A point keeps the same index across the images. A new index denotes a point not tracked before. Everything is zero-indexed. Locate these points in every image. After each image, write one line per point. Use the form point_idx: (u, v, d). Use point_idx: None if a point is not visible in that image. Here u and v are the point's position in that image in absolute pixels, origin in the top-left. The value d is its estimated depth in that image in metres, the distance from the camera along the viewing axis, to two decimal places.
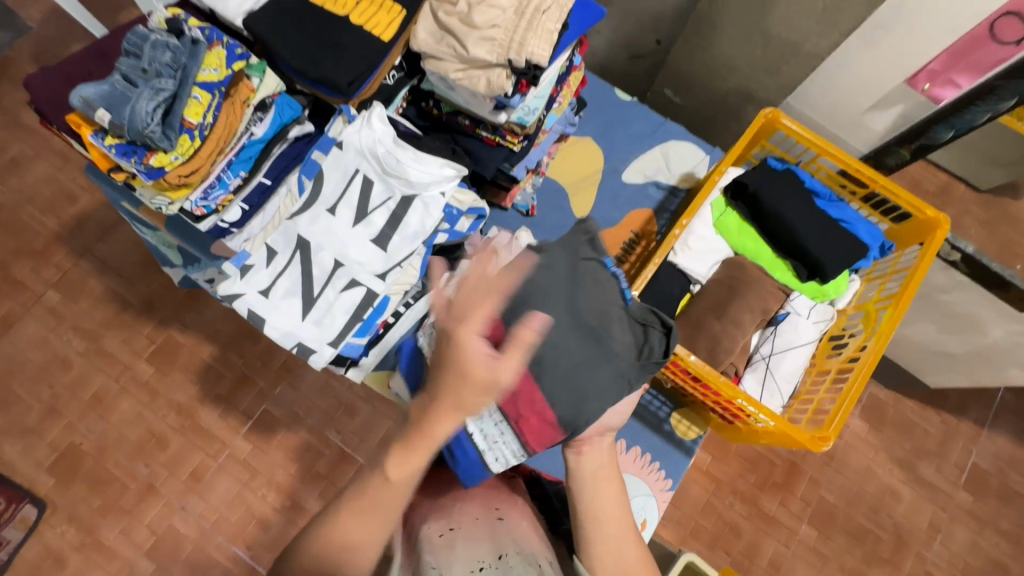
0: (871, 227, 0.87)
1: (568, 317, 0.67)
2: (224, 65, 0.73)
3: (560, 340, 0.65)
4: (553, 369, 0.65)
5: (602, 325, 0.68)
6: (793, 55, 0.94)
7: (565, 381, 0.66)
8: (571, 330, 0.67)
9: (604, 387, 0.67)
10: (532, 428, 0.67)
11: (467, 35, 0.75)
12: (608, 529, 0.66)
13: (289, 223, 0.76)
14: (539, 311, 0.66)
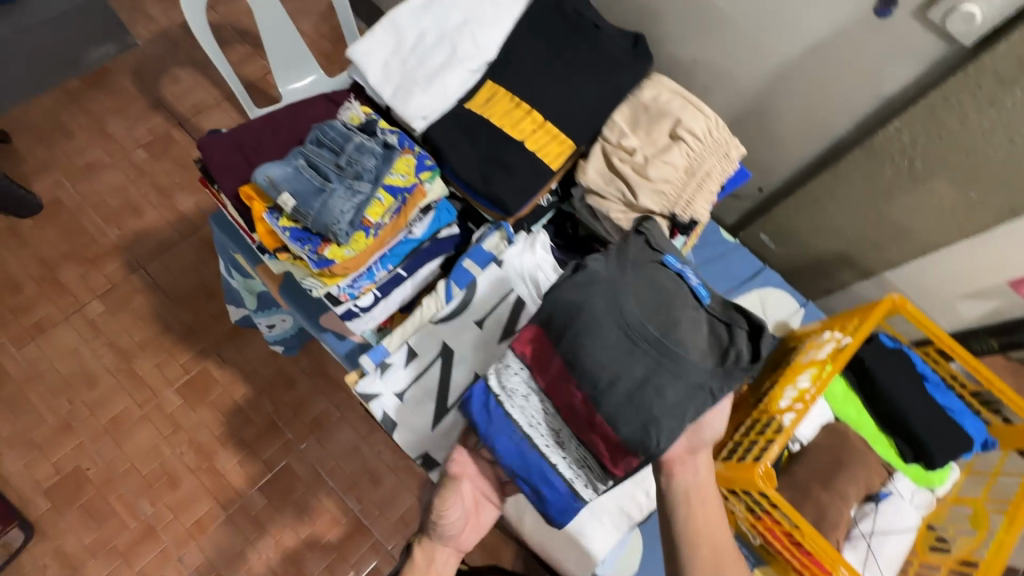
0: (976, 421, 0.90)
1: (619, 331, 0.62)
2: (412, 173, 0.76)
3: (616, 349, 0.61)
4: (609, 386, 0.61)
5: (668, 332, 0.62)
6: (906, 238, 1.01)
7: (631, 399, 0.60)
8: (627, 344, 0.61)
9: (676, 402, 0.59)
10: (605, 449, 0.63)
11: (640, 185, 0.79)
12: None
13: (435, 328, 0.78)
14: (592, 315, 0.62)
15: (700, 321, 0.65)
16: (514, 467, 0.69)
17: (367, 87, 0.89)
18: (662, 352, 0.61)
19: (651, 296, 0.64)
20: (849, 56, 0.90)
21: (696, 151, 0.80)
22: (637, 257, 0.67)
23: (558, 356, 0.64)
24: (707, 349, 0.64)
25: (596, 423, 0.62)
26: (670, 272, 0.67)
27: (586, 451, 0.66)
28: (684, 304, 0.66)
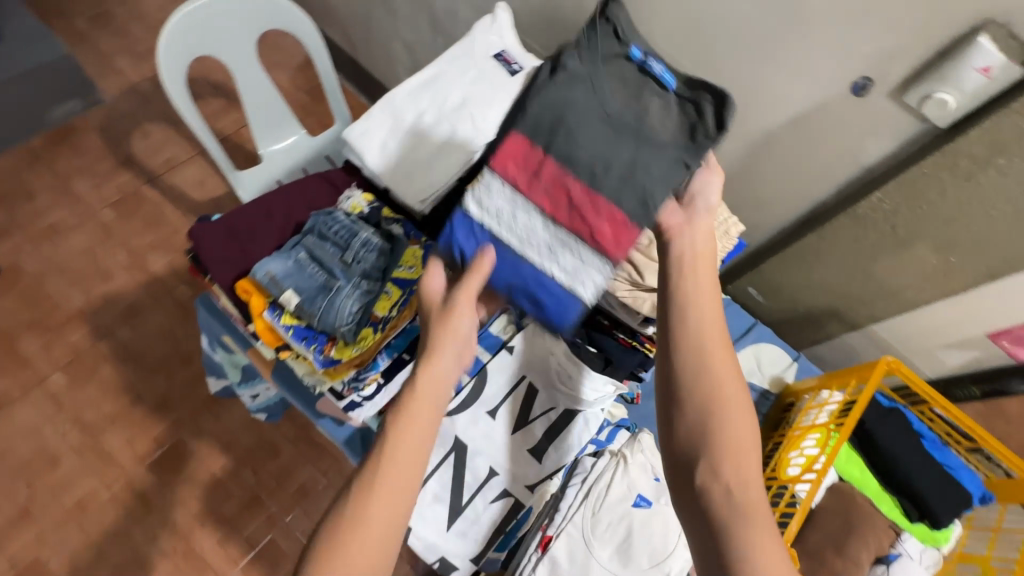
0: (973, 475, 0.92)
1: (603, 125, 0.67)
2: (420, 263, 0.74)
3: (605, 137, 0.66)
4: (602, 167, 0.65)
5: (641, 119, 0.68)
6: (891, 295, 1.05)
7: (628, 176, 0.65)
8: (611, 135, 0.66)
9: (664, 173, 0.65)
10: (606, 226, 0.65)
11: (647, 266, 0.81)
12: (712, 363, 0.61)
13: (446, 422, 0.75)
14: (575, 115, 0.67)
15: (665, 104, 0.71)
16: (508, 279, 0.69)
17: (366, 169, 0.88)
18: (639, 134, 0.67)
19: (620, 94, 0.71)
20: (828, 131, 0.95)
21: None
22: (606, 50, 0.73)
23: (551, 157, 0.66)
24: (681, 122, 0.69)
25: (595, 206, 0.65)
26: (635, 66, 0.72)
27: (585, 243, 0.67)
28: (651, 97, 0.71)
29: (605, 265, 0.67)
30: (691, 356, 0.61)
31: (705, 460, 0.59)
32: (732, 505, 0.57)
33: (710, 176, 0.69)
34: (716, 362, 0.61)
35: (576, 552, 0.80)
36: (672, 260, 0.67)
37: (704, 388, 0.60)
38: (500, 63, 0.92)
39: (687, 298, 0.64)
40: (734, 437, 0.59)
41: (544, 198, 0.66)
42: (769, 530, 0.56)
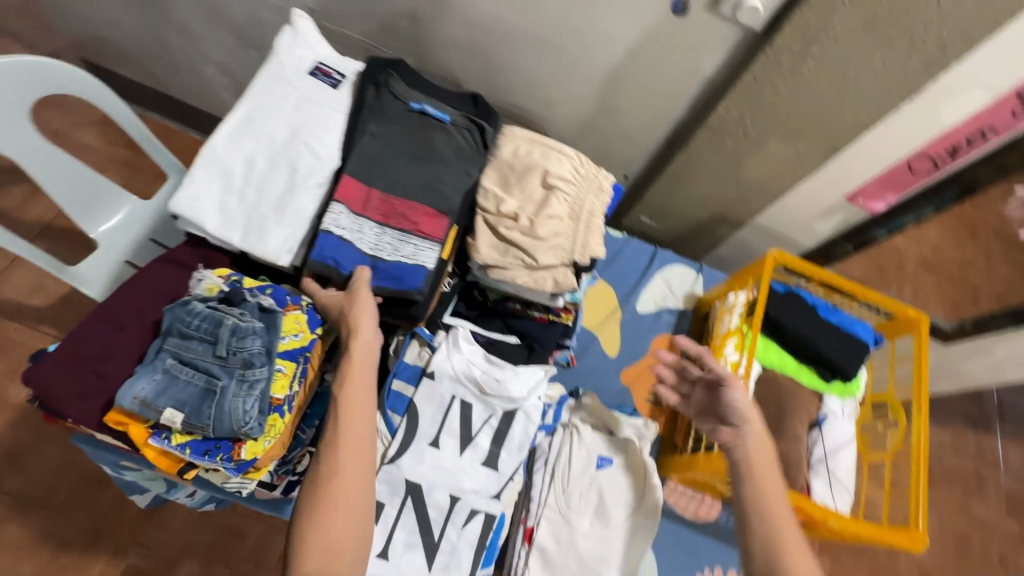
0: (863, 324, 1.05)
1: (404, 159, 0.80)
2: (307, 328, 0.70)
3: (408, 169, 0.79)
4: (410, 190, 0.79)
5: (432, 146, 0.81)
6: (762, 191, 1.13)
7: (434, 193, 0.79)
8: (411, 164, 0.80)
9: (461, 182, 0.81)
10: (430, 228, 0.78)
11: (536, 246, 0.79)
12: (786, 554, 0.75)
13: (392, 468, 0.72)
14: (377, 159, 0.79)
15: (454, 132, 0.82)
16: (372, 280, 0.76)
17: (208, 236, 0.78)
18: (434, 162, 0.80)
19: (410, 125, 0.81)
20: (667, 57, 0.97)
21: (573, 194, 0.82)
22: (390, 108, 0.81)
23: (371, 188, 0.78)
24: (467, 137, 0.83)
25: (408, 206, 0.78)
26: (416, 115, 0.81)
27: (420, 240, 0.78)
28: (437, 118, 0.82)
29: (433, 247, 0.78)
30: (769, 557, 0.75)
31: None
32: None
33: (735, 387, 0.84)
34: (793, 562, 0.74)
35: (559, 530, 0.83)
36: (741, 470, 0.80)
37: (779, 571, 0.74)
38: (318, 80, 0.83)
39: (755, 501, 0.78)
40: None
41: (379, 215, 0.77)
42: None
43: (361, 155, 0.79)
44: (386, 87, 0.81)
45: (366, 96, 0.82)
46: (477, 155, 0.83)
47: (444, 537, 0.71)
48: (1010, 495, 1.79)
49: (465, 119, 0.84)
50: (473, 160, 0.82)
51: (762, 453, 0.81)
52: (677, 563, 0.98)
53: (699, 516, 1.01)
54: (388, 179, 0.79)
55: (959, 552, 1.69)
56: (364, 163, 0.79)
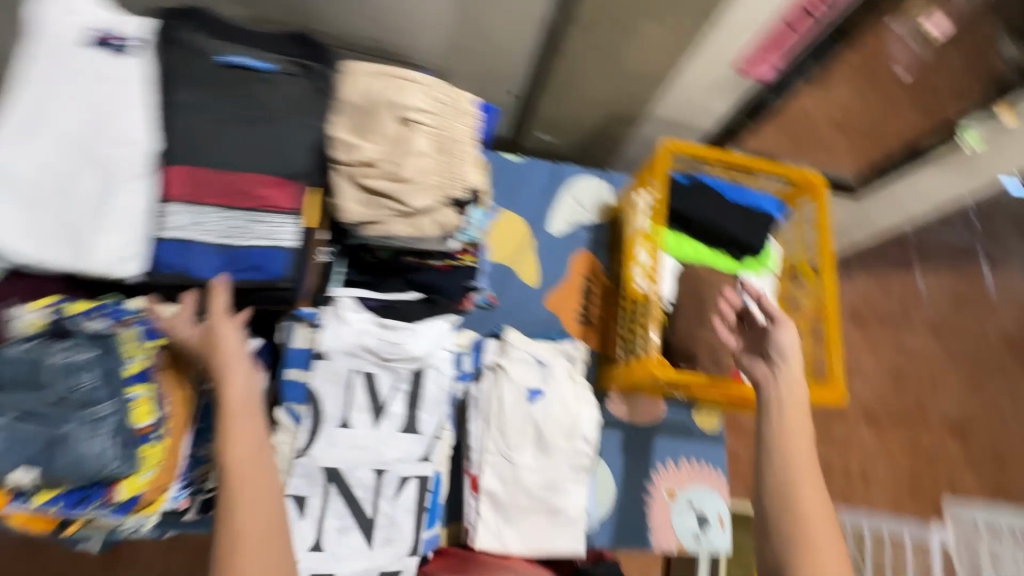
0: (766, 198, 1.04)
1: (231, 123, 0.68)
2: (154, 343, 0.63)
3: (238, 135, 0.68)
4: (246, 158, 0.68)
5: (260, 103, 0.69)
6: (648, 78, 1.06)
7: (279, 157, 0.69)
8: (240, 128, 0.68)
9: (307, 138, 0.71)
10: (283, 199, 0.69)
11: (402, 190, 0.71)
12: (802, 500, 0.65)
13: (304, 459, 0.67)
14: (200, 129, 0.67)
15: (281, 84, 0.71)
16: (231, 273, 0.67)
17: (24, 266, 0.65)
18: (265, 122, 0.69)
19: (226, 83, 0.69)
20: None
21: (434, 124, 0.74)
22: (197, 70, 0.68)
23: (202, 168, 0.67)
24: (299, 84, 0.72)
25: (249, 179, 0.68)
26: (228, 70, 0.69)
27: (276, 214, 0.69)
28: (256, 69, 0.70)
29: (291, 221, 0.69)
30: (781, 500, 0.65)
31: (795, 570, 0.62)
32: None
33: (785, 329, 0.75)
34: (808, 503, 0.65)
35: (503, 470, 0.82)
36: (770, 408, 0.71)
37: (796, 513, 0.64)
38: (97, 51, 0.68)
39: (779, 442, 0.69)
40: (820, 558, 0.62)
41: (220, 196, 0.67)
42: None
43: (178, 130, 0.66)
44: (180, 44, 0.68)
45: (162, 57, 0.68)
46: (315, 104, 0.72)
47: (381, 511, 0.69)
48: (933, 321, 1.95)
49: (292, 64, 0.72)
50: (314, 110, 0.72)
51: (795, 398, 0.72)
52: (635, 466, 1.00)
53: (646, 418, 1.03)
54: (218, 151, 0.67)
55: (895, 383, 1.86)
56: (184, 138, 0.66)
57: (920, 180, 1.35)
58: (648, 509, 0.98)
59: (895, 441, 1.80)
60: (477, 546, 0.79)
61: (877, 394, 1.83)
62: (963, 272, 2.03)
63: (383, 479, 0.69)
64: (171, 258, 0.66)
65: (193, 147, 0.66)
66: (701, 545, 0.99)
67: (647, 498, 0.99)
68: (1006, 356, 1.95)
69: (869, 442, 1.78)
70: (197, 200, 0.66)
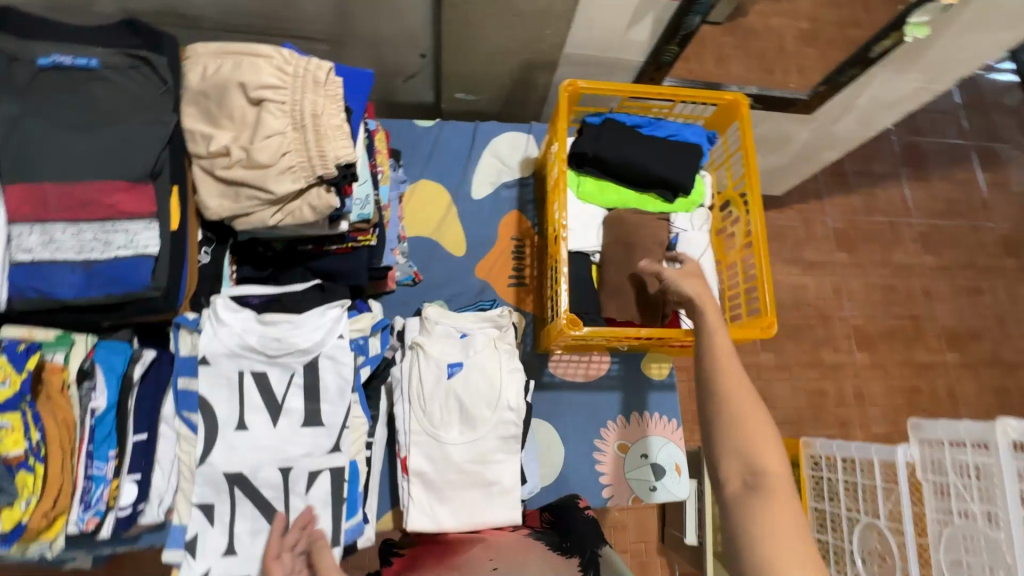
0: (693, 128, 0.96)
1: (65, 130, 0.64)
2: (13, 370, 0.60)
3: (75, 141, 0.63)
4: (87, 164, 0.63)
5: (94, 104, 0.65)
6: (550, 17, 0.98)
7: (122, 158, 0.64)
8: (76, 133, 0.64)
9: (152, 133, 0.66)
10: (134, 203, 0.64)
11: (263, 176, 0.67)
12: (725, 390, 0.61)
13: (203, 468, 0.65)
14: (31, 142, 0.62)
15: (114, 78, 0.66)
16: (93, 289, 0.64)
17: None
18: (103, 122, 0.65)
19: (55, 89, 0.64)
20: None
21: (287, 100, 0.68)
22: (17, 77, 0.63)
23: (42, 184, 0.62)
24: (137, 77, 0.67)
25: (92, 187, 0.63)
26: (53, 73, 0.64)
27: (131, 221, 0.65)
28: (84, 69, 0.65)
29: (149, 227, 0.65)
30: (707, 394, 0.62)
31: (724, 453, 0.58)
32: (753, 491, 0.55)
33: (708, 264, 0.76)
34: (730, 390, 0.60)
35: (430, 449, 0.80)
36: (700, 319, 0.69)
37: (720, 399, 0.60)
38: None
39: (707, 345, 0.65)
40: (747, 437, 0.57)
41: (65, 211, 0.63)
42: (786, 498, 0.53)
43: (9, 147, 0.62)
44: None
45: None
46: (156, 95, 0.67)
47: (294, 508, 0.68)
48: (923, 233, 1.86)
49: (124, 57, 0.67)
50: (155, 103, 0.67)
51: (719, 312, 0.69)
52: (583, 425, 0.98)
53: (591, 375, 1.00)
54: (56, 161, 0.63)
55: (886, 300, 1.79)
56: (18, 153, 0.62)
57: (874, 84, 1.26)
58: (602, 468, 0.96)
59: (889, 358, 1.74)
60: (409, 527, 0.78)
61: (866, 314, 1.77)
62: (952, 176, 1.92)
63: (290, 479, 0.67)
64: (28, 282, 0.62)
65: (29, 162, 0.62)
66: (660, 495, 0.96)
67: (599, 456, 0.97)
68: (1004, 258, 1.86)
69: (862, 363, 1.73)
70: (42, 217, 0.63)
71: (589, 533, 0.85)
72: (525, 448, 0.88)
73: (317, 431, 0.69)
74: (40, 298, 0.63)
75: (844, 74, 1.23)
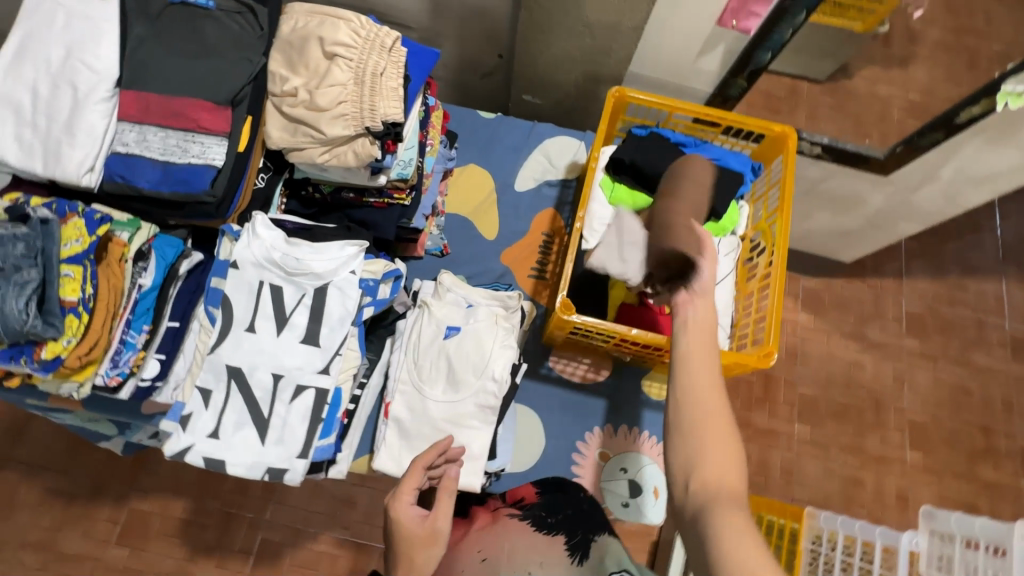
0: (738, 155, 0.97)
1: (176, 54, 0.77)
2: (86, 233, 0.71)
3: (180, 64, 0.76)
4: (186, 84, 0.76)
5: (202, 36, 0.78)
6: (618, 32, 1.02)
7: (213, 82, 0.76)
8: (183, 57, 0.77)
9: (241, 67, 0.78)
10: (212, 120, 0.76)
11: (320, 119, 0.77)
12: (701, 400, 0.56)
13: (212, 357, 0.75)
14: (148, 59, 0.76)
15: (224, 20, 0.79)
16: (163, 184, 0.75)
17: (15, 172, 0.77)
18: (205, 53, 0.77)
19: (177, 21, 0.78)
20: None
21: (355, 58, 0.77)
22: (154, 9, 0.78)
23: (148, 92, 0.76)
24: (241, 21, 0.80)
25: (185, 103, 0.75)
26: (180, 10, 0.79)
27: (207, 136, 0.76)
28: (203, 9, 0.79)
29: (220, 142, 0.76)
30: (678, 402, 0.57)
31: (686, 462, 0.55)
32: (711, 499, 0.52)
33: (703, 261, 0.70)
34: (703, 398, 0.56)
35: (413, 400, 0.85)
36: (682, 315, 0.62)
37: (691, 412, 0.56)
38: None
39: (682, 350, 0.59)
40: (708, 445, 0.54)
41: (160, 118, 0.75)
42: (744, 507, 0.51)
43: (133, 60, 0.76)
44: None
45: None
46: (252, 38, 0.79)
47: (277, 412, 0.75)
48: (1016, 338, 1.63)
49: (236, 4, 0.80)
50: (250, 43, 0.79)
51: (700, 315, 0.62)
52: (568, 424, 0.99)
53: (588, 379, 1.01)
54: (163, 78, 0.76)
55: (954, 403, 1.56)
56: (138, 66, 0.76)
57: (961, 153, 1.12)
58: (577, 473, 0.96)
59: (948, 467, 1.50)
60: (375, 467, 0.83)
61: (931, 411, 1.54)
62: None
63: (280, 386, 0.75)
64: (120, 170, 0.75)
65: (143, 74, 0.76)
66: (629, 513, 0.95)
67: (578, 460, 0.97)
68: None
69: (913, 464, 1.50)
70: (142, 119, 0.76)
71: (592, 518, 0.80)
72: (504, 425, 0.90)
73: (312, 350, 0.76)
74: (123, 185, 0.76)
75: (925, 137, 1.13)
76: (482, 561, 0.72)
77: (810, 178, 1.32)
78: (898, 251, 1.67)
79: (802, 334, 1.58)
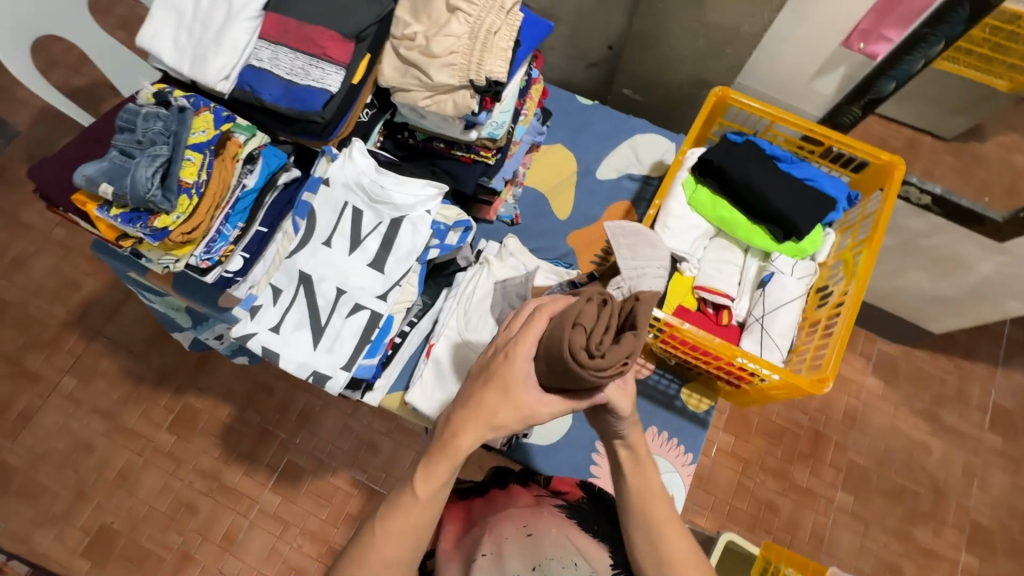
0: (835, 180, 0.93)
1: None
2: (212, 126, 0.80)
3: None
4: (321, 14, 0.83)
5: None
6: (735, 37, 1.01)
7: (345, 18, 0.84)
8: None
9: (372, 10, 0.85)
10: (336, 50, 0.82)
11: (430, 65, 0.81)
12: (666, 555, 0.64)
13: (289, 262, 0.82)
14: None
15: None
16: (283, 99, 0.83)
17: (167, 69, 0.88)
18: None
19: None
20: None
21: (474, 14, 0.81)
22: None
23: (289, 17, 0.84)
24: None
25: (316, 31, 0.83)
26: None
27: (329, 63, 0.83)
28: None
29: (338, 71, 0.83)
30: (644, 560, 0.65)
31: None
32: None
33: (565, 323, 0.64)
34: (669, 547, 0.65)
35: (454, 346, 0.88)
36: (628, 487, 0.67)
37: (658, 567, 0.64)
38: None
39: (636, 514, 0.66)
40: None
41: (292, 41, 0.83)
42: None
43: None
44: None
45: None
46: None
47: (332, 322, 0.80)
48: None
49: None
50: None
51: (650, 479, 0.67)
52: None
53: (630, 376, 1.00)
54: (303, 8, 0.84)
55: None
56: None
57: None
58: (597, 466, 0.95)
59: None
60: (408, 400, 0.86)
61: (1000, 518, 1.38)
62: None
63: (340, 303, 0.81)
64: (250, 80, 0.84)
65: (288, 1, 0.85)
66: None
67: (598, 457, 0.96)
68: None
69: (965, 568, 1.35)
70: (277, 39, 0.84)
71: None
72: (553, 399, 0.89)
73: (376, 275, 0.81)
74: (250, 94, 0.84)
75: None
76: (528, 536, 0.72)
77: (911, 230, 1.23)
78: (998, 338, 1.52)
79: (866, 399, 1.47)
